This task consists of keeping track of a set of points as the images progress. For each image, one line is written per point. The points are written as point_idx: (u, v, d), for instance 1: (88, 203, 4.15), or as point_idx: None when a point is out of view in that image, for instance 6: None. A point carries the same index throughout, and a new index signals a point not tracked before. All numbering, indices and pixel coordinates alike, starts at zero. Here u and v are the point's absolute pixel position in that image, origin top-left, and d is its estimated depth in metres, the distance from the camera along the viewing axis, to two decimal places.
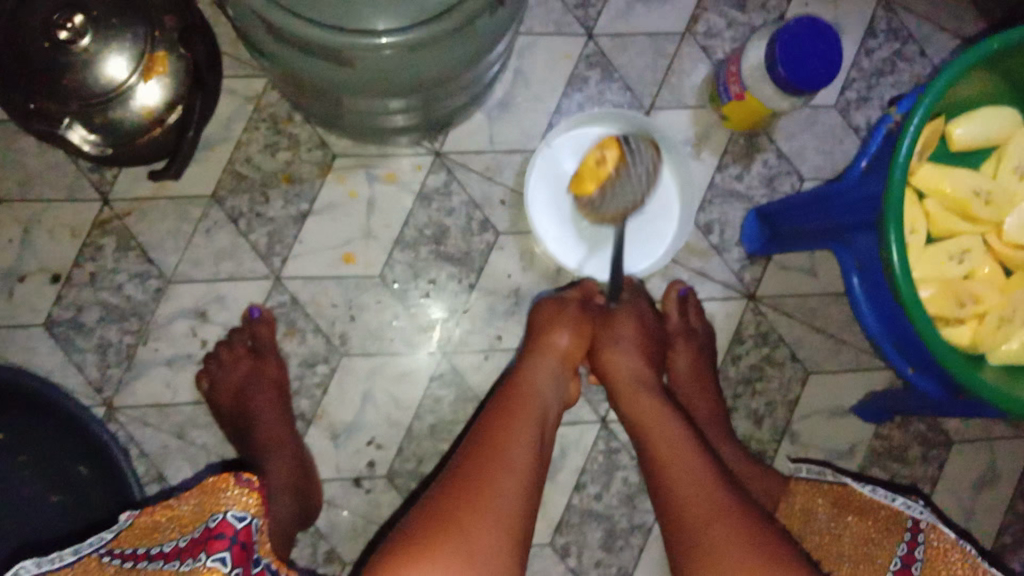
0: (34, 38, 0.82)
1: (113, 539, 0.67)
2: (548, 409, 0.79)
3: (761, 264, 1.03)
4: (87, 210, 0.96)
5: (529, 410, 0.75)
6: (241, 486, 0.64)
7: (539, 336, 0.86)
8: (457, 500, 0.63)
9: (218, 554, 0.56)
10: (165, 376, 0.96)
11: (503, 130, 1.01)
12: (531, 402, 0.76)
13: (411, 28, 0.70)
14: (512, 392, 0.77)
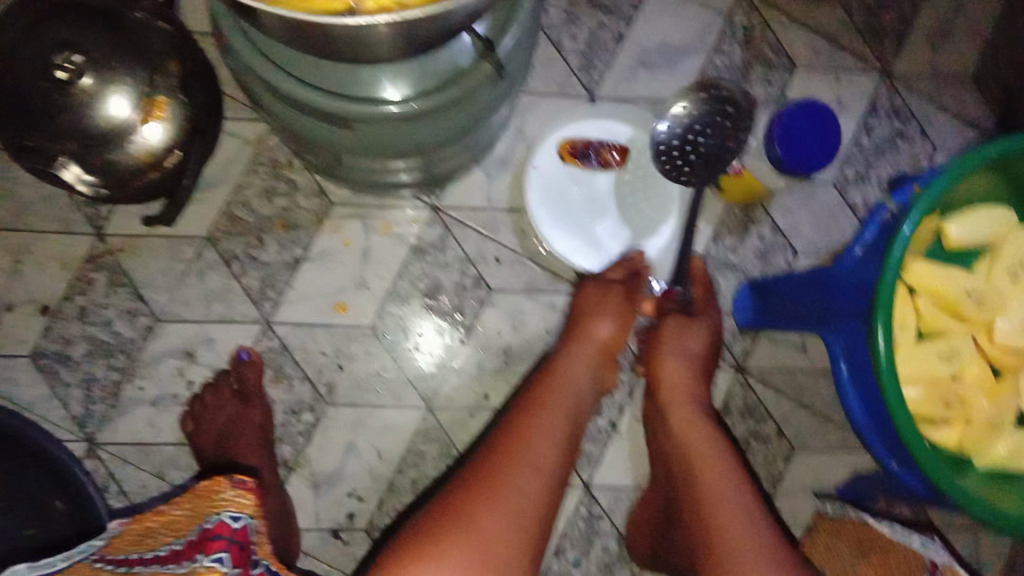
0: (29, 77, 0.80)
1: (105, 547, 0.61)
2: (584, 402, 0.83)
3: (751, 336, 1.03)
4: (80, 244, 0.96)
5: (557, 405, 0.79)
6: (235, 490, 0.60)
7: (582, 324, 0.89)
8: (475, 498, 0.67)
9: (217, 554, 0.51)
10: (148, 415, 0.96)
11: (501, 188, 1.02)
12: (560, 397, 0.80)
13: (402, 100, 0.72)
14: (546, 385, 0.81)
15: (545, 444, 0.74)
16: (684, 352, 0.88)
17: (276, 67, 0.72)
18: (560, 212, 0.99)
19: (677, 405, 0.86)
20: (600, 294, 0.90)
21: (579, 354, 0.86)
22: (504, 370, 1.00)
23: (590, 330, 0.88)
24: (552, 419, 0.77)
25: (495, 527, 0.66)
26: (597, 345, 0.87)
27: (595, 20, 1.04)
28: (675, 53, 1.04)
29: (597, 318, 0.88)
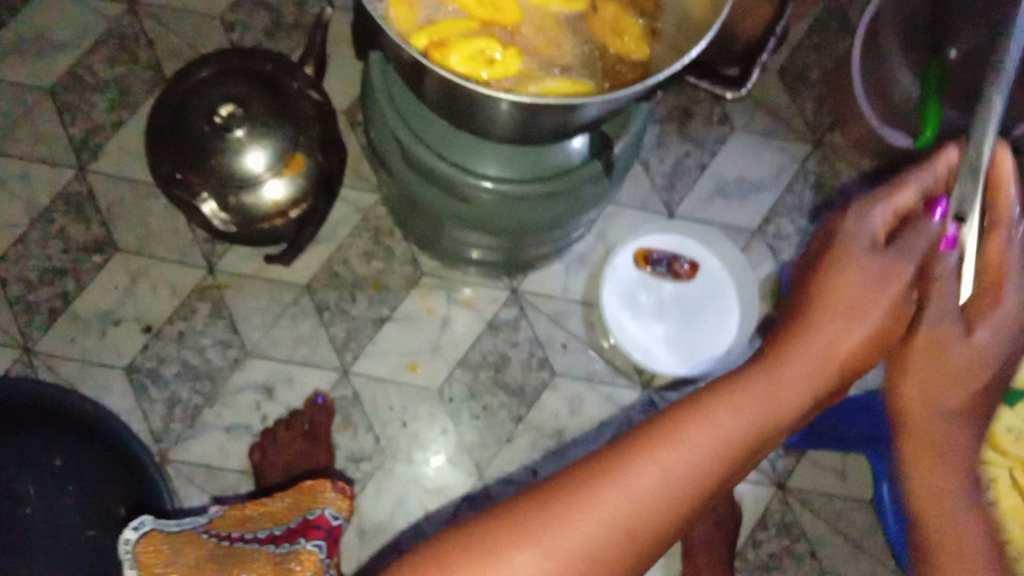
0: (196, 123, 0.92)
1: (210, 522, 0.81)
2: (754, 424, 0.46)
3: (795, 457, 1.08)
4: (192, 275, 1.05)
5: (772, 398, 0.47)
6: (335, 492, 0.81)
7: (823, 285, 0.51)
8: (654, 437, 0.45)
9: (316, 541, 0.75)
10: (219, 440, 1.01)
11: (578, 282, 1.10)
12: (793, 383, 0.48)
13: (513, 181, 0.82)
14: (764, 366, 0.49)
15: (739, 423, 0.46)
16: (956, 355, 0.51)
17: (416, 136, 0.83)
18: (637, 311, 1.07)
19: (927, 435, 0.51)
20: (875, 268, 0.51)
21: (831, 323, 0.50)
22: (556, 451, 1.04)
23: (832, 317, 0.50)
24: (768, 404, 0.47)
25: (660, 486, 0.43)
26: (837, 350, 0.50)
27: (682, 149, 1.15)
28: (751, 187, 1.14)
29: (846, 308, 0.50)
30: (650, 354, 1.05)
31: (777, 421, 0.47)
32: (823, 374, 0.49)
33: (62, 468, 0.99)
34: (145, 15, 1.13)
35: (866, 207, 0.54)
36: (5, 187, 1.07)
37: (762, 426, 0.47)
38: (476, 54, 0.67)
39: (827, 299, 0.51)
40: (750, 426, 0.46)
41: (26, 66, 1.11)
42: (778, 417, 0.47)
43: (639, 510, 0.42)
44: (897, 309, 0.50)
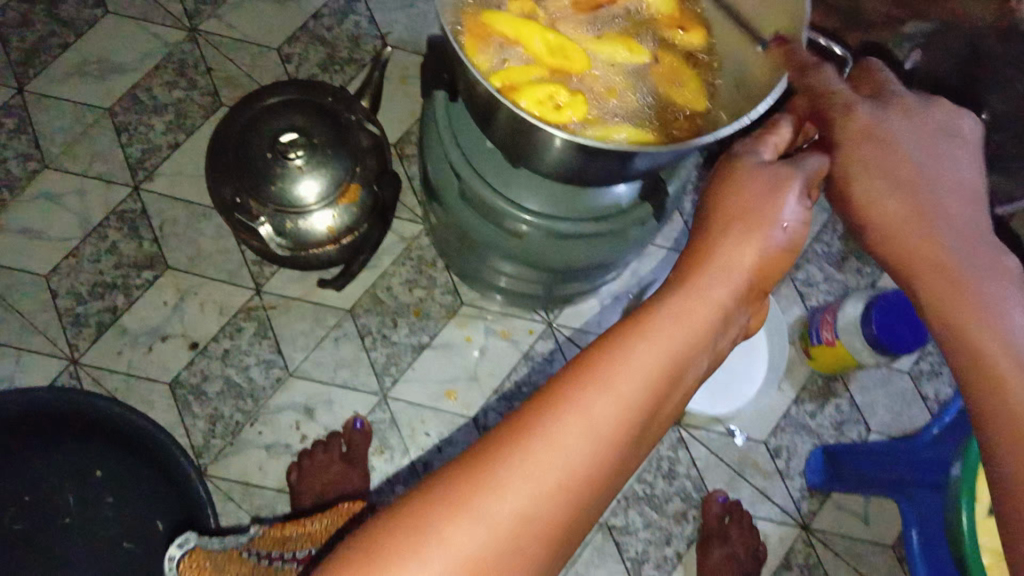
0: (258, 151, 0.95)
1: (250, 540, 0.86)
2: (674, 347, 0.45)
3: (820, 499, 1.10)
4: (239, 295, 1.08)
5: (692, 321, 0.47)
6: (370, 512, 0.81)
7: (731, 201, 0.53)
8: (588, 376, 0.43)
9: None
10: (259, 458, 1.03)
11: (612, 319, 1.13)
12: (706, 302, 0.49)
13: (564, 220, 0.85)
14: (683, 292, 0.49)
15: (664, 340, 0.45)
16: (887, 199, 0.50)
17: (477, 173, 0.85)
18: None
19: (906, 255, 0.49)
20: (764, 183, 0.52)
21: (730, 244, 0.51)
22: None
23: (728, 239, 0.51)
24: (692, 323, 0.47)
25: (614, 410, 0.42)
26: (742, 271, 0.51)
27: None
28: None
29: (745, 227, 0.51)
30: None
31: (703, 338, 0.47)
32: (731, 290, 0.50)
33: (99, 479, 0.99)
34: (204, 42, 1.17)
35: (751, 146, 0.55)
36: (60, 202, 1.09)
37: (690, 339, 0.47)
38: (545, 98, 0.69)
39: (729, 220, 0.52)
40: (683, 341, 0.46)
41: (88, 85, 1.14)
42: (699, 333, 0.47)
43: (587, 452, 0.41)
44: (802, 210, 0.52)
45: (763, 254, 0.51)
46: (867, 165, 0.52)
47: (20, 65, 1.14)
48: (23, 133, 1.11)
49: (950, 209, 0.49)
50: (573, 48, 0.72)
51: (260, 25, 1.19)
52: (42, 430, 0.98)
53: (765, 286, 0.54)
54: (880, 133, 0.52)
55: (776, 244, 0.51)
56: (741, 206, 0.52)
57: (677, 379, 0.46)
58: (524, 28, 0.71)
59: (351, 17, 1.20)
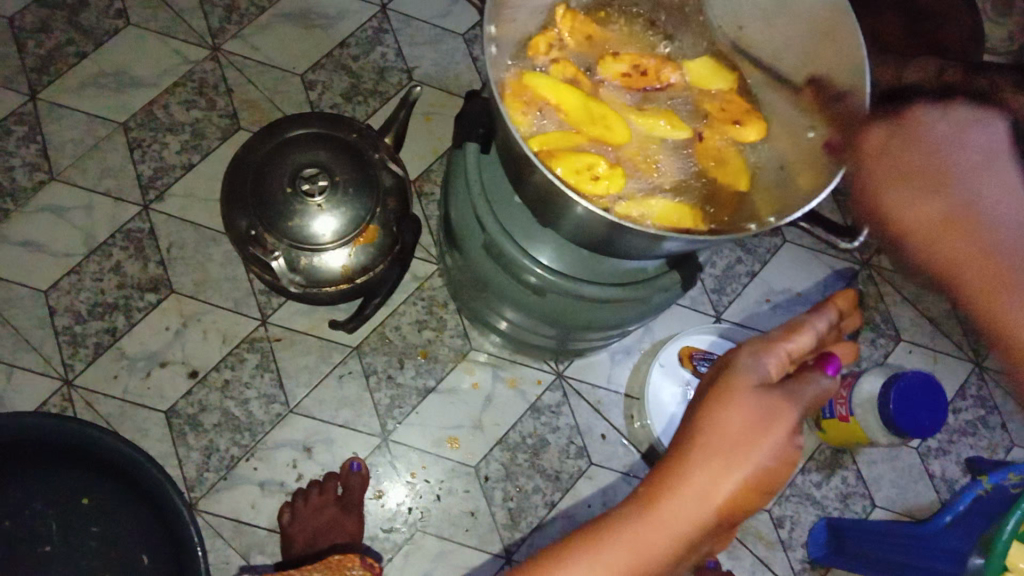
0: (278, 185, 0.93)
1: None
2: (638, 566, 0.48)
3: (820, 572, 1.09)
4: (244, 324, 1.06)
5: (648, 547, 0.48)
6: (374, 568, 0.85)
7: (717, 414, 0.50)
8: None
9: None
10: (251, 495, 1.00)
11: (621, 374, 1.12)
12: (669, 530, 0.48)
13: (588, 283, 0.84)
14: (648, 513, 0.49)
15: (621, 556, 0.48)
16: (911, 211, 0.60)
17: (505, 231, 0.83)
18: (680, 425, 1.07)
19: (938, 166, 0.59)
20: (754, 411, 0.49)
21: (706, 475, 0.48)
22: None
23: (705, 467, 0.49)
24: (652, 545, 0.48)
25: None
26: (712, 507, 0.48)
27: (735, 256, 1.19)
28: (799, 300, 1.18)
29: (725, 456, 0.48)
30: None
31: (662, 561, 0.49)
32: (694, 527, 0.48)
33: (85, 508, 0.96)
34: (227, 62, 1.15)
35: (760, 350, 0.52)
36: (65, 215, 1.06)
37: (647, 562, 0.48)
38: (582, 167, 0.68)
39: (709, 443, 0.49)
40: (638, 560, 0.48)
41: (103, 97, 1.12)
42: (660, 557, 0.48)
43: None
44: (778, 452, 0.48)
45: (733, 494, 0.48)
46: (890, 172, 0.60)
47: (34, 72, 1.11)
48: (33, 142, 1.09)
49: (967, 194, 0.58)
50: (614, 118, 0.70)
51: (285, 49, 1.17)
52: (26, 454, 0.92)
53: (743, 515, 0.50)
54: (906, 157, 0.60)
55: (745, 486, 0.48)
56: (721, 430, 0.49)
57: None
58: (566, 96, 0.70)
59: (378, 48, 1.19)
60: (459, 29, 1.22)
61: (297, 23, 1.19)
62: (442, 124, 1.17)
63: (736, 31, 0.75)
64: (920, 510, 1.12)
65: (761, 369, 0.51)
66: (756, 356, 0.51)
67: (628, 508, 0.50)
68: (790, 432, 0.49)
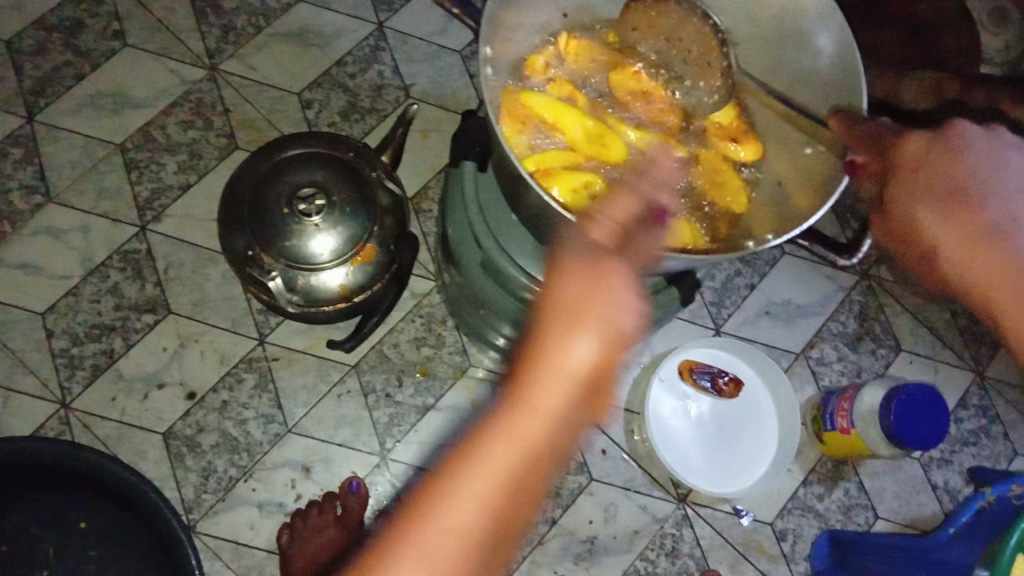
0: (275, 204, 0.94)
1: None
2: (517, 449, 0.47)
3: None
4: (242, 344, 1.06)
5: (520, 441, 0.47)
6: None
7: (552, 289, 0.49)
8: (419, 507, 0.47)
9: None
10: (250, 516, 0.99)
11: (620, 389, 1.12)
12: (540, 413, 0.47)
13: None
14: (513, 408, 0.47)
15: (500, 455, 0.47)
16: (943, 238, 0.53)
17: (503, 250, 0.83)
18: (682, 440, 1.06)
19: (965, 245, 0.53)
20: (584, 274, 0.48)
21: (558, 347, 0.47)
22: (587, 558, 1.04)
23: (555, 340, 0.48)
24: (528, 433, 0.47)
25: (456, 523, 0.46)
26: (574, 375, 0.47)
27: (734, 269, 1.19)
28: (798, 313, 1.18)
29: (569, 322, 0.47)
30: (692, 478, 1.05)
31: (542, 447, 0.47)
32: (559, 395, 0.47)
33: (83, 531, 0.95)
34: (224, 82, 1.15)
35: (581, 227, 0.51)
36: (62, 238, 1.06)
37: (530, 450, 0.47)
38: (579, 186, 0.67)
39: (551, 319, 0.48)
40: (517, 455, 0.47)
41: (100, 119, 1.12)
42: (543, 438, 0.47)
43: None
44: (618, 302, 0.48)
45: (592, 355, 0.47)
46: (927, 190, 0.53)
47: (31, 94, 1.11)
48: (30, 165, 1.09)
49: (1007, 212, 0.52)
50: (611, 137, 0.71)
51: (281, 68, 1.17)
52: (24, 478, 0.92)
53: (611, 380, 0.49)
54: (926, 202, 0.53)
55: (601, 345, 0.47)
56: (559, 302, 0.48)
57: (524, 488, 0.47)
58: (564, 115, 0.70)
59: (374, 66, 1.19)
60: (455, 46, 1.22)
61: (293, 42, 1.19)
62: (439, 141, 1.17)
63: None
64: (922, 522, 1.12)
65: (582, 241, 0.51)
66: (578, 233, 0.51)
67: (493, 414, 0.48)
68: (626, 282, 0.48)
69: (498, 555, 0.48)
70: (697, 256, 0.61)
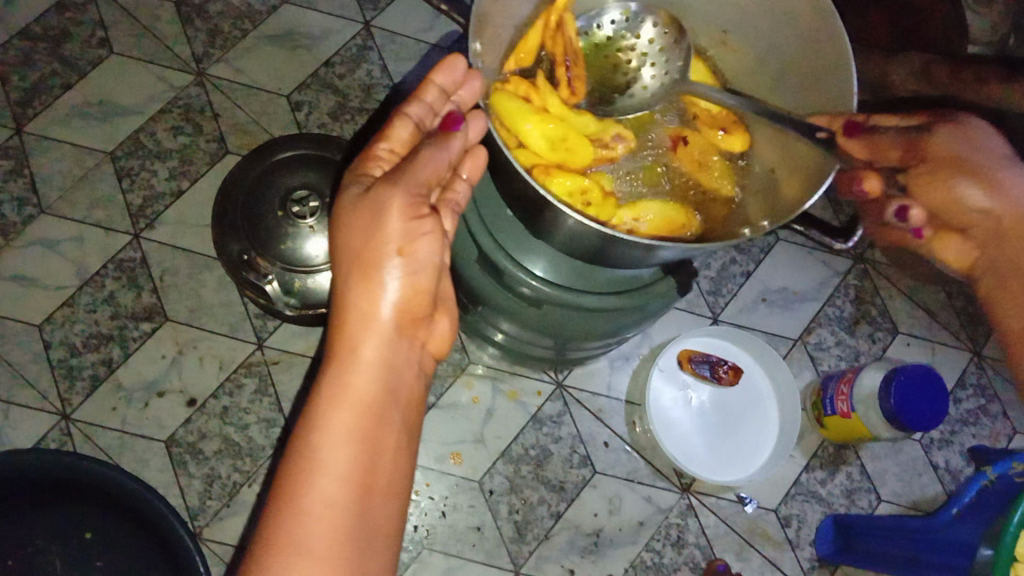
0: (269, 209, 1.00)
1: None
2: (363, 377, 0.64)
3: (829, 569, 1.09)
4: (241, 349, 1.05)
5: (359, 387, 0.64)
6: None
7: (347, 236, 0.65)
8: (300, 441, 0.62)
9: None
10: (255, 521, 0.98)
11: (620, 380, 1.12)
12: (370, 342, 0.65)
13: (584, 292, 0.84)
14: (347, 349, 0.65)
15: (352, 404, 0.63)
16: (980, 198, 0.66)
17: (498, 246, 0.84)
18: (683, 432, 1.07)
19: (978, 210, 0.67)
20: (364, 216, 0.63)
21: (362, 290, 0.64)
22: (593, 551, 1.04)
23: (355, 286, 0.65)
24: (367, 360, 0.65)
25: (334, 479, 0.60)
26: (387, 300, 0.65)
27: (729, 258, 1.19)
28: (795, 299, 1.19)
29: (364, 264, 0.64)
30: (697, 467, 1.05)
31: (379, 364, 0.65)
32: (377, 325, 0.65)
33: (87, 542, 0.95)
34: (213, 87, 1.15)
35: (353, 188, 0.66)
36: (55, 248, 1.06)
37: (372, 380, 0.64)
38: (574, 189, 0.68)
39: (352, 273, 0.65)
40: (364, 380, 0.64)
41: (89, 128, 1.11)
42: (378, 359, 0.65)
43: (335, 493, 0.60)
44: (405, 225, 0.63)
45: (395, 288, 0.64)
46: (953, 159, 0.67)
47: (18, 106, 1.11)
48: (19, 176, 1.08)
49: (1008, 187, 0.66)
50: (575, 141, 0.70)
51: (269, 70, 1.17)
52: (28, 490, 0.92)
53: (418, 307, 0.67)
54: (962, 164, 0.66)
55: (399, 274, 0.64)
56: (355, 251, 0.64)
57: (377, 405, 0.64)
58: (525, 123, 0.68)
59: (362, 66, 1.19)
60: (443, 43, 1.22)
61: (280, 44, 1.19)
62: None
63: (720, 35, 0.76)
64: (925, 502, 1.12)
65: (360, 187, 0.66)
66: (357, 179, 0.67)
67: (327, 374, 0.64)
68: (407, 205, 0.63)
69: (380, 454, 0.64)
70: (694, 244, 0.61)
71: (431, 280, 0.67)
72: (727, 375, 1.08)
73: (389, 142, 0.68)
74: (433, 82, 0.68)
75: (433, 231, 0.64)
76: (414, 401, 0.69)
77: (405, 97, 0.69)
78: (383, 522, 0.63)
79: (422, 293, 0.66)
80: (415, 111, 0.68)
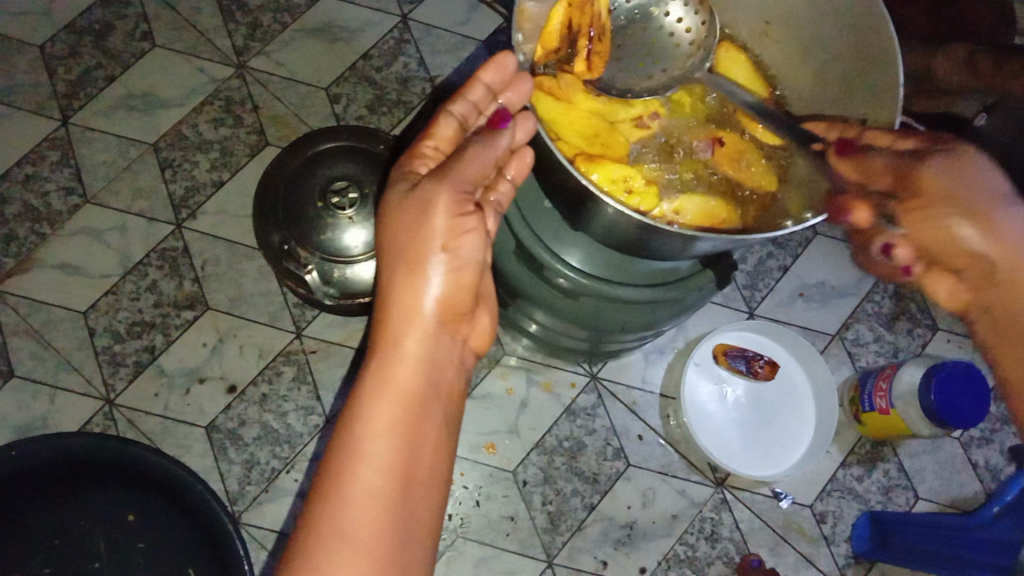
0: (309, 200, 1.01)
1: None
2: (406, 371, 0.65)
3: (865, 566, 1.08)
4: (280, 338, 1.07)
5: (403, 380, 0.65)
6: None
7: (393, 233, 0.66)
8: (344, 433, 0.63)
9: None
10: (293, 506, 1.00)
11: (655, 374, 1.12)
12: (414, 337, 0.66)
13: (620, 284, 0.84)
14: (393, 342, 0.66)
15: (396, 396, 0.64)
16: (975, 239, 0.61)
17: (535, 237, 0.84)
18: (716, 427, 1.06)
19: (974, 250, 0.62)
20: (410, 213, 0.64)
21: (407, 286, 0.66)
22: (626, 543, 1.04)
23: (401, 282, 0.66)
24: (411, 355, 0.66)
25: (377, 470, 0.61)
26: (431, 295, 0.66)
27: (766, 252, 1.19)
28: (833, 294, 1.18)
29: (409, 259, 0.65)
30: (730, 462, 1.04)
31: (422, 359, 0.66)
32: (421, 320, 0.66)
33: (131, 524, 0.97)
34: (253, 79, 1.17)
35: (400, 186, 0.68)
36: (100, 237, 1.08)
37: (415, 374, 0.65)
38: (618, 178, 0.68)
39: (397, 267, 0.66)
40: (407, 373, 0.65)
41: (133, 120, 1.13)
42: (421, 354, 0.66)
43: (378, 484, 0.61)
44: (450, 222, 0.64)
45: (438, 283, 0.65)
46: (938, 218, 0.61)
47: (65, 98, 1.13)
48: (66, 166, 1.10)
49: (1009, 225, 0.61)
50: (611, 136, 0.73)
51: (309, 62, 1.18)
52: (75, 472, 0.94)
53: (462, 303, 0.68)
54: (954, 208, 0.60)
55: (443, 270, 0.65)
56: (401, 246, 0.66)
57: (419, 399, 0.65)
58: (565, 127, 0.71)
59: (400, 58, 1.20)
60: (479, 35, 1.22)
61: (319, 37, 1.20)
62: None
63: (761, 26, 0.76)
64: (964, 501, 1.11)
65: (408, 183, 0.68)
66: (405, 176, 0.68)
67: (372, 366, 0.66)
68: (453, 202, 0.63)
69: (422, 447, 0.64)
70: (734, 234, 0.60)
71: (474, 277, 0.68)
72: (764, 370, 1.07)
73: (435, 140, 0.70)
74: (480, 81, 0.68)
75: (477, 228, 0.65)
76: (456, 396, 0.70)
77: (450, 96, 0.70)
78: (424, 516, 0.63)
79: (465, 289, 0.67)
80: (458, 109, 0.70)
